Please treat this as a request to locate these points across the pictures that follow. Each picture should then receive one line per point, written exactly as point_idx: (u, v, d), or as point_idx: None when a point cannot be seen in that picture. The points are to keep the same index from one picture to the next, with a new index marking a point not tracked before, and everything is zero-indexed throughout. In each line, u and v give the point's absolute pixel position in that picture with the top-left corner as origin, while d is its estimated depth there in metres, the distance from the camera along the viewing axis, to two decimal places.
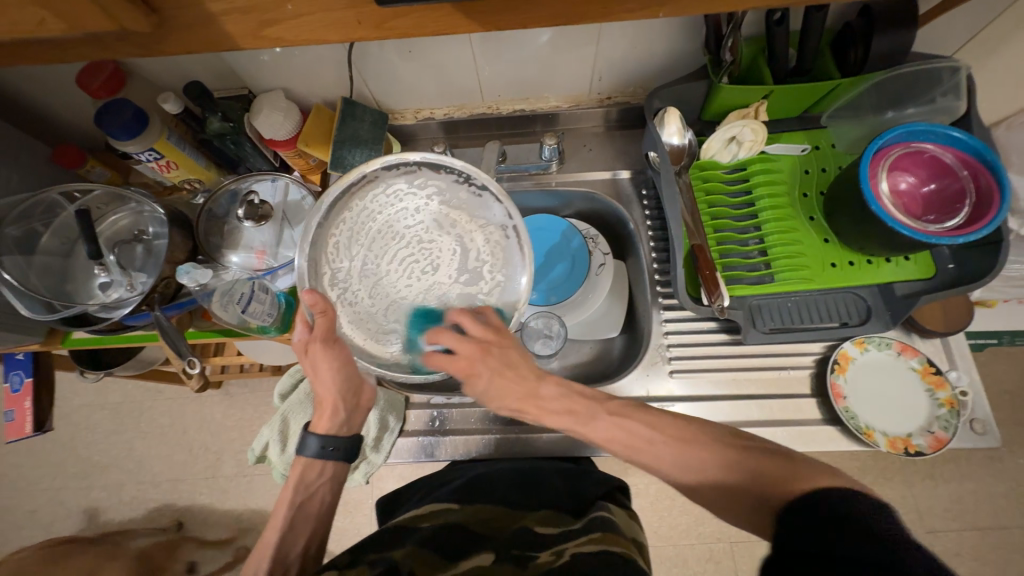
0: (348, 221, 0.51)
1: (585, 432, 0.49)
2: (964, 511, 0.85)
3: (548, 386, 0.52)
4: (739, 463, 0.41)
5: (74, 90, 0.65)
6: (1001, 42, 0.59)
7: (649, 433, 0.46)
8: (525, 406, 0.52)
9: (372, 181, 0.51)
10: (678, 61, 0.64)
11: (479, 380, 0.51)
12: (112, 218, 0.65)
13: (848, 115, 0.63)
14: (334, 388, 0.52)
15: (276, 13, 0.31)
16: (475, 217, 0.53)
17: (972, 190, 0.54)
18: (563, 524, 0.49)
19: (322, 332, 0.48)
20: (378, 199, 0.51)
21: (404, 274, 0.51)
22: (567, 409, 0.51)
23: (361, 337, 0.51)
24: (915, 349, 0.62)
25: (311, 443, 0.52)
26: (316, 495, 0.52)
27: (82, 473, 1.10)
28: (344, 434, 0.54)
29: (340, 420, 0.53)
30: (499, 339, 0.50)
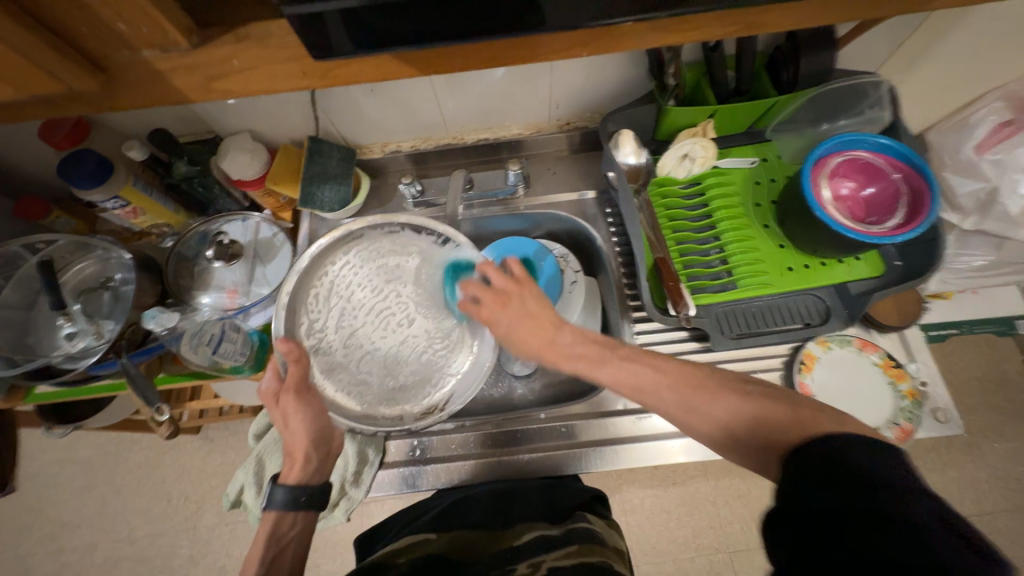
0: (332, 276, 0.57)
1: (595, 375, 0.48)
2: (951, 500, 0.86)
3: (564, 333, 0.51)
4: (743, 409, 0.41)
5: (37, 144, 0.65)
6: (915, 57, 0.65)
7: (655, 375, 0.46)
8: (541, 345, 0.51)
9: (357, 242, 0.59)
10: (627, 87, 0.68)
11: (500, 326, 0.52)
12: (77, 267, 0.64)
13: (788, 129, 0.67)
14: (307, 435, 0.49)
15: (223, 68, 0.33)
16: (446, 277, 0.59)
17: (905, 191, 0.58)
18: (543, 529, 0.50)
19: (295, 380, 0.49)
20: (358, 254, 0.58)
21: (376, 327, 0.57)
22: (580, 354, 0.49)
23: (332, 390, 0.55)
24: (875, 345, 0.65)
25: (280, 495, 0.48)
26: (291, 545, 0.47)
27: (51, 535, 1.04)
28: (317, 483, 0.50)
29: (313, 469, 0.50)
30: (521, 285, 0.53)
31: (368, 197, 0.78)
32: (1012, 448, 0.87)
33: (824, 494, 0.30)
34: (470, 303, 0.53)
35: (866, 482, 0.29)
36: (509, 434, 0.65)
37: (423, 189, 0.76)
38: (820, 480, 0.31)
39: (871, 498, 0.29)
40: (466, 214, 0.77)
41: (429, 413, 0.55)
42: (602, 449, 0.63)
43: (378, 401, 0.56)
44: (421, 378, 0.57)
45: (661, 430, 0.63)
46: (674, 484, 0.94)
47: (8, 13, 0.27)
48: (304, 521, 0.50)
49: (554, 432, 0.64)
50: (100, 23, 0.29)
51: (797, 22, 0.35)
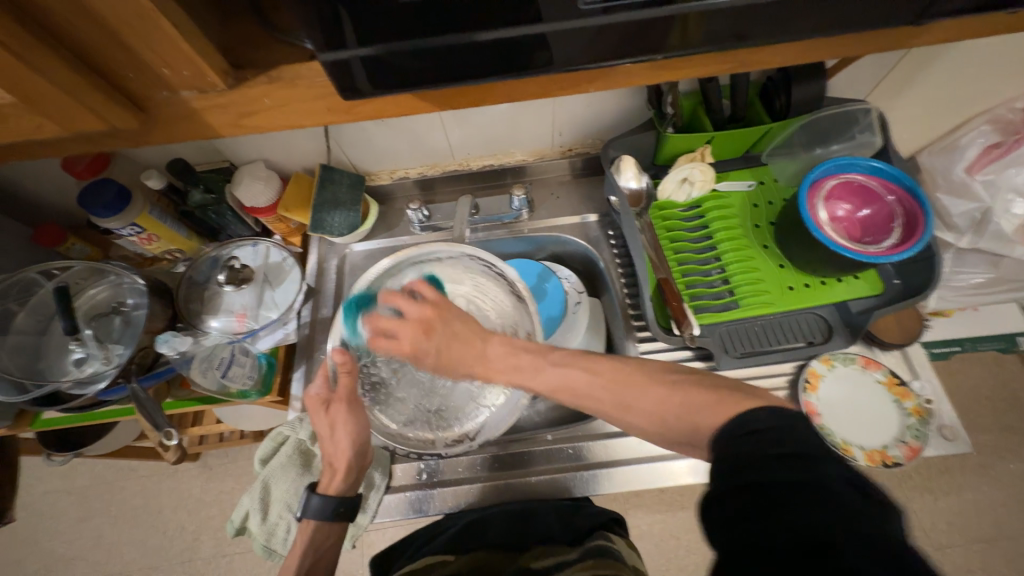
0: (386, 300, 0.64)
1: (531, 384, 0.49)
2: (965, 522, 0.84)
3: (494, 347, 0.53)
4: (670, 399, 0.41)
5: (59, 174, 0.68)
6: (902, 86, 0.68)
7: (589, 377, 0.46)
8: (470, 359, 0.54)
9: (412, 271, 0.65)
10: (627, 116, 0.71)
11: (428, 356, 0.54)
12: (90, 292, 0.65)
13: (784, 153, 0.70)
14: (349, 448, 0.52)
15: (254, 106, 0.35)
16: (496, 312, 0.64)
17: (899, 212, 0.59)
18: (558, 553, 0.50)
19: (344, 391, 0.53)
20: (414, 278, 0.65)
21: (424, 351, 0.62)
22: (510, 365, 0.52)
23: (374, 406, 0.60)
24: (878, 362, 0.65)
25: (314, 503, 0.51)
26: (324, 557, 0.51)
27: (44, 569, 1.02)
28: (351, 495, 0.53)
29: (352, 482, 0.53)
30: (439, 308, 0.56)
31: (375, 222, 0.79)
32: None
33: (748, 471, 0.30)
34: (382, 338, 0.56)
35: (791, 451, 0.30)
36: (515, 457, 0.64)
37: (429, 214, 0.78)
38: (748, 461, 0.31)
39: (792, 469, 0.29)
40: (471, 238, 0.79)
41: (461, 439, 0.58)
42: (609, 471, 0.62)
43: (415, 424, 0.60)
44: (455, 404, 0.61)
45: (668, 451, 0.62)
46: (683, 508, 0.92)
47: (60, 59, 0.29)
48: (337, 530, 0.53)
49: (561, 454, 0.64)
50: (143, 67, 0.31)
51: (786, 60, 0.38)
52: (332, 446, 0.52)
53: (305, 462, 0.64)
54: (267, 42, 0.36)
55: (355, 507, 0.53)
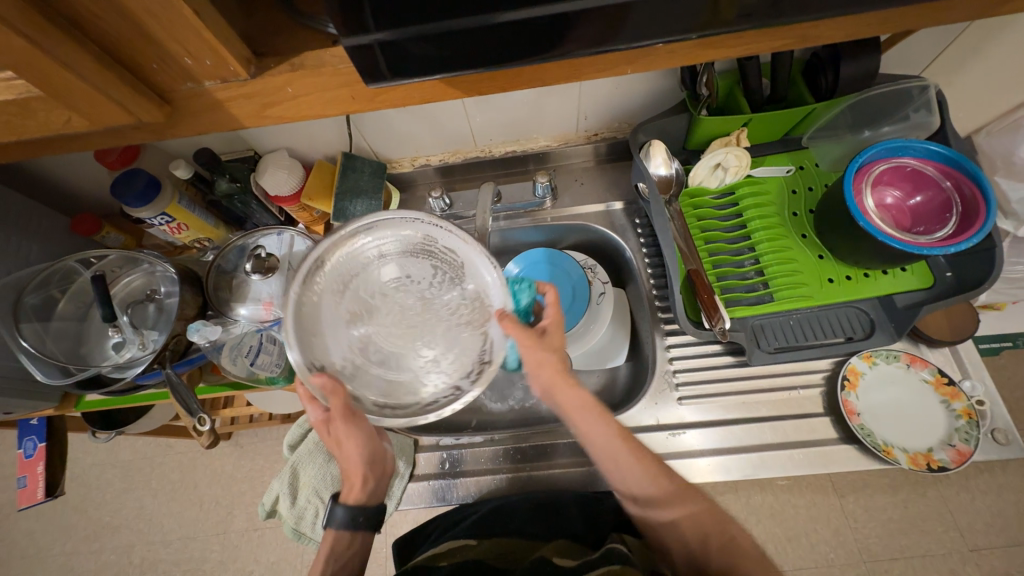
0: (325, 306, 0.47)
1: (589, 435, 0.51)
2: (1007, 525, 0.79)
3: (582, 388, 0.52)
4: (701, 514, 0.48)
5: (92, 165, 0.69)
6: (964, 59, 0.62)
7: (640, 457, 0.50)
8: (555, 381, 0.51)
9: (322, 271, 0.48)
10: (657, 98, 0.67)
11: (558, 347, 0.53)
12: (125, 280, 0.67)
13: (827, 136, 0.65)
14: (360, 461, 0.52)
15: (277, 96, 0.34)
16: (433, 249, 0.50)
17: (957, 200, 0.55)
18: (580, 556, 0.49)
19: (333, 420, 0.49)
20: (333, 276, 0.48)
21: (394, 329, 0.48)
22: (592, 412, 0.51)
23: (387, 401, 0.46)
24: (925, 361, 0.62)
25: (339, 514, 0.52)
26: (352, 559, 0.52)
27: (93, 535, 1.09)
28: (372, 504, 0.54)
29: (368, 490, 0.54)
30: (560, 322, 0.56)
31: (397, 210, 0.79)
32: None
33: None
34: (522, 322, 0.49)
35: None
36: (538, 448, 0.64)
37: (451, 202, 0.77)
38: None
39: None
40: (494, 227, 0.78)
41: (481, 369, 0.47)
42: None
43: (437, 397, 0.46)
44: (460, 340, 0.47)
45: (694, 448, 0.61)
46: None
47: (86, 51, 0.28)
48: (357, 543, 0.53)
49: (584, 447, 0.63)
50: (167, 58, 0.31)
51: (847, 34, 0.34)
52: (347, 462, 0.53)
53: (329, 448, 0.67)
54: (292, 27, 0.36)
55: (377, 514, 0.54)
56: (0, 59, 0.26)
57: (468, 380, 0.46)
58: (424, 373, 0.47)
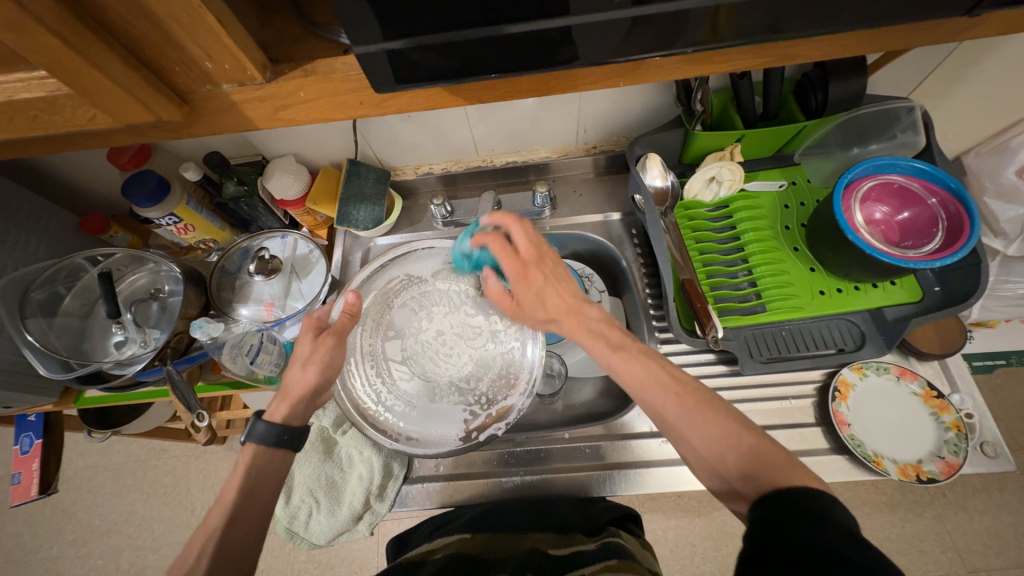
0: (410, 413, 0.57)
1: (609, 360, 0.47)
2: (1005, 547, 0.78)
3: (593, 306, 0.50)
4: (737, 437, 0.40)
5: (104, 167, 0.71)
6: (949, 83, 0.64)
7: (669, 380, 0.44)
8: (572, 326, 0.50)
9: (372, 410, 0.57)
10: (654, 112, 0.69)
11: (537, 282, 0.50)
12: (130, 278, 0.68)
13: (818, 153, 0.67)
14: (316, 379, 0.52)
15: (289, 100, 0.36)
16: (395, 321, 0.60)
17: (943, 215, 0.56)
18: (579, 542, 0.52)
19: (338, 330, 0.54)
20: (386, 405, 0.58)
21: (452, 358, 0.58)
22: (601, 333, 0.49)
23: (507, 376, 0.58)
24: (915, 373, 0.63)
25: (260, 429, 0.48)
26: (270, 480, 0.48)
27: (82, 539, 1.08)
28: (297, 425, 0.51)
29: (298, 413, 0.52)
30: (537, 256, 0.50)
31: (399, 216, 0.81)
32: None
33: (773, 535, 0.32)
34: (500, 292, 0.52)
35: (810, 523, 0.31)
36: (532, 453, 0.64)
37: (452, 210, 0.78)
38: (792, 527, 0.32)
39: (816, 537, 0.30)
40: None
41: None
42: (627, 471, 0.61)
43: (523, 332, 0.59)
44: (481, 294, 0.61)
45: None
46: (700, 515, 0.89)
47: (115, 54, 0.30)
48: (283, 458, 0.50)
49: (579, 453, 0.64)
50: (188, 61, 0.33)
51: (831, 52, 0.36)
52: (300, 378, 0.52)
53: (327, 449, 0.69)
54: (305, 37, 0.38)
55: (303, 435, 0.51)
56: (36, 59, 0.28)
57: None
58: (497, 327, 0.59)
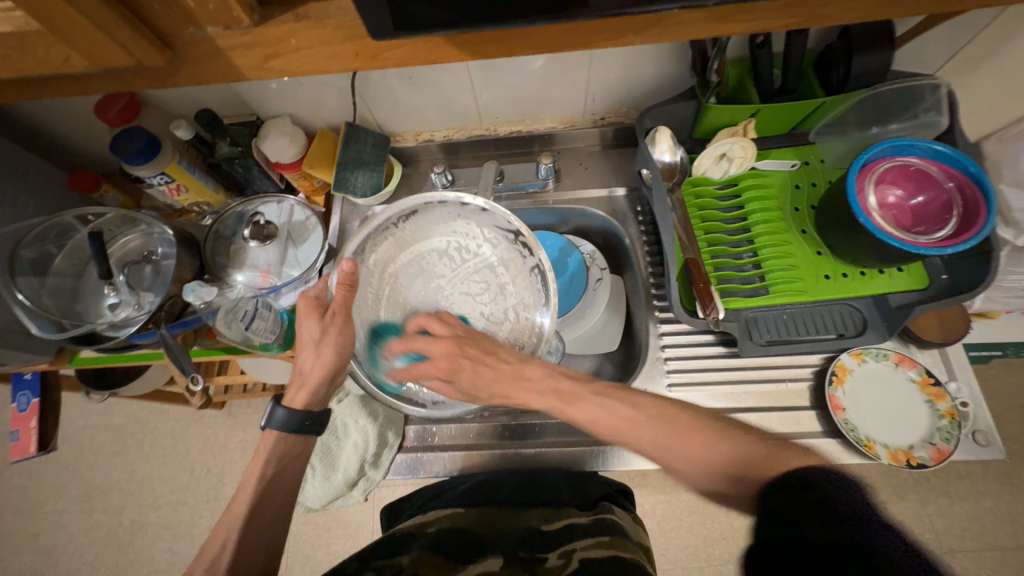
0: None
1: (569, 413, 0.49)
2: (981, 530, 0.80)
3: (534, 367, 0.52)
4: (717, 447, 0.41)
5: (92, 121, 0.68)
6: (978, 60, 0.61)
7: (629, 413, 0.47)
8: (511, 389, 0.52)
9: (390, 379, 0.57)
10: (666, 82, 0.66)
11: (463, 374, 0.52)
12: (122, 240, 0.67)
13: (834, 132, 0.65)
14: (330, 361, 0.51)
15: (281, 47, 0.34)
16: (403, 287, 0.59)
17: (959, 201, 0.55)
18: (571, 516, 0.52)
19: (340, 304, 0.51)
20: (409, 372, 0.58)
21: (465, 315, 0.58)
22: (551, 389, 0.50)
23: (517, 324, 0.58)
24: (913, 360, 0.63)
25: (281, 415, 0.49)
26: (290, 466, 0.50)
27: (84, 496, 1.10)
28: (319, 409, 0.52)
29: (317, 396, 0.52)
30: (463, 336, 0.53)
31: (398, 184, 0.78)
32: None
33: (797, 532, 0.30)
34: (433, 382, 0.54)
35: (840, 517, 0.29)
36: (525, 427, 0.65)
37: (453, 179, 0.76)
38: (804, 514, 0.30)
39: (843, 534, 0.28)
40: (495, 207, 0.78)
41: (517, 238, 0.58)
42: (621, 447, 0.62)
43: (531, 279, 0.58)
44: (483, 256, 0.59)
45: None
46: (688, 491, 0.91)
47: None
48: (304, 442, 0.51)
49: (573, 428, 0.64)
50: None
51: (860, 14, 0.34)
52: (315, 363, 0.51)
53: None
54: None
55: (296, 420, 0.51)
56: None
57: (530, 255, 0.58)
58: (505, 283, 0.59)
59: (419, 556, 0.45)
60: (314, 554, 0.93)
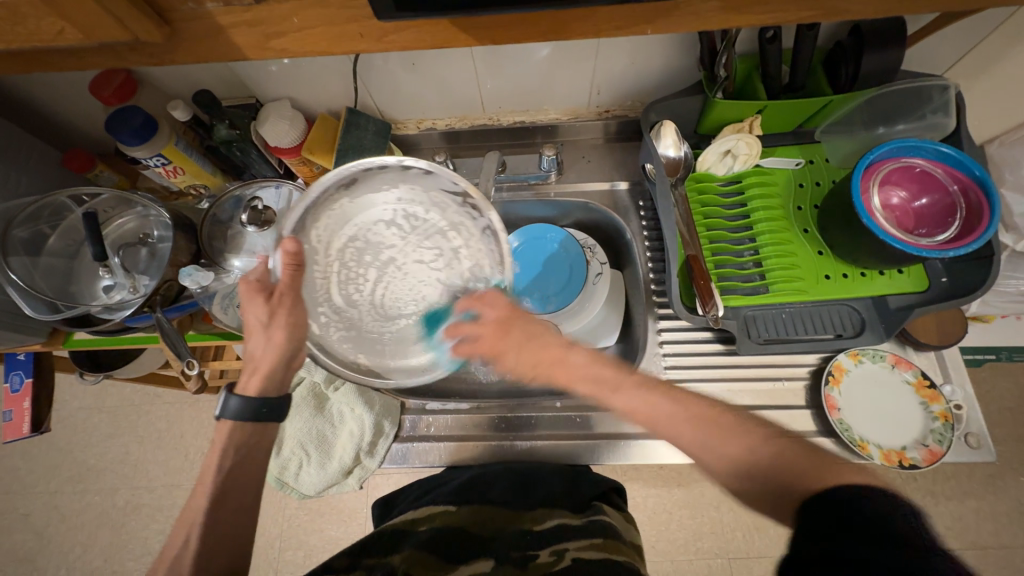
0: (398, 352, 0.53)
1: (608, 401, 0.48)
2: (967, 530, 0.81)
3: (577, 352, 0.51)
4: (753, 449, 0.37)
5: (87, 98, 0.67)
6: (988, 62, 0.60)
7: (673, 408, 0.44)
8: (554, 373, 0.51)
9: (352, 361, 0.52)
10: (673, 76, 0.65)
11: (509, 357, 0.51)
12: (118, 221, 0.66)
13: (841, 131, 0.64)
14: (281, 344, 0.50)
15: (283, 26, 0.33)
16: (351, 264, 0.51)
17: (963, 204, 0.54)
18: (563, 517, 0.52)
19: (287, 287, 0.49)
20: (372, 351, 0.52)
21: (422, 285, 0.53)
22: (594, 377, 0.49)
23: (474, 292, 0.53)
24: (909, 362, 0.63)
25: (234, 404, 0.48)
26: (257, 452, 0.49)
27: (77, 477, 1.10)
28: (274, 395, 0.51)
29: (269, 383, 0.51)
30: (514, 312, 0.52)
31: None
32: None
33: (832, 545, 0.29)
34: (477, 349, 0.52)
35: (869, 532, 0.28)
36: (521, 419, 0.65)
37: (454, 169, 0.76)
38: (820, 530, 0.30)
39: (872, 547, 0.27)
40: (496, 198, 0.77)
41: (468, 198, 0.52)
42: (616, 442, 0.62)
43: (488, 243, 0.52)
44: (433, 221, 0.53)
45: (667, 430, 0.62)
46: (679, 485, 0.92)
47: None
48: (262, 430, 0.50)
49: (568, 421, 0.64)
50: None
51: (878, 10, 0.34)
52: (264, 348, 0.50)
53: (318, 405, 0.70)
54: None
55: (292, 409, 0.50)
56: None
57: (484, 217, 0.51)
58: (459, 249, 0.53)
59: (413, 555, 0.45)
60: (306, 539, 0.94)
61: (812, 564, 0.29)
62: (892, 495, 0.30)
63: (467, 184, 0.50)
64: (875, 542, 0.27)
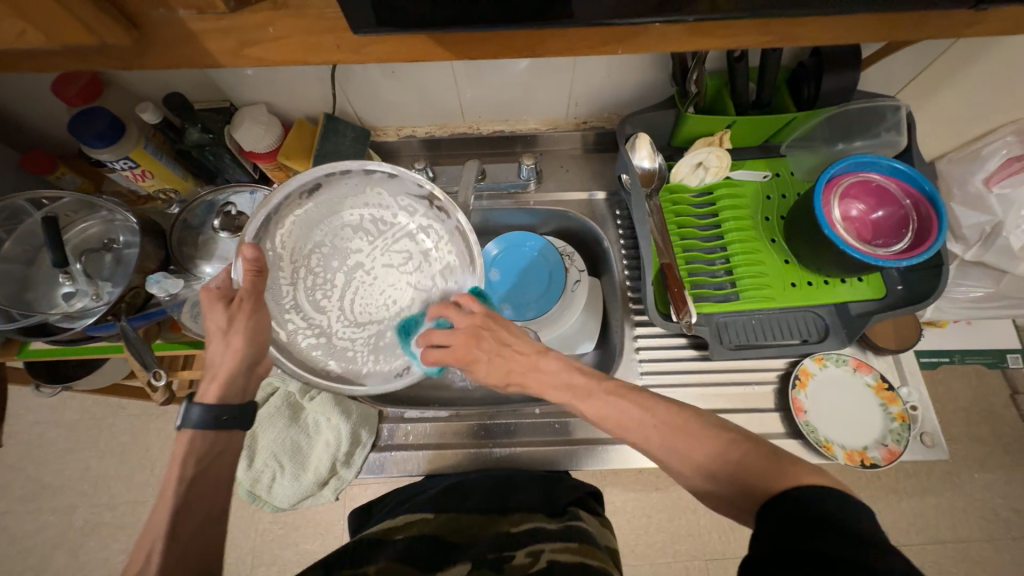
0: (367, 352, 0.55)
1: (579, 407, 0.47)
2: (927, 525, 0.85)
3: (549, 359, 0.49)
4: (722, 452, 0.39)
5: (49, 99, 0.65)
6: (936, 85, 0.65)
7: (641, 414, 0.44)
8: (526, 378, 0.49)
9: (322, 364, 0.54)
10: (647, 91, 0.68)
11: (479, 365, 0.49)
12: (81, 226, 0.63)
13: (804, 147, 0.67)
14: (242, 348, 0.47)
15: (258, 34, 0.33)
16: (320, 270, 0.55)
17: (915, 217, 0.58)
18: (538, 521, 0.52)
19: (249, 291, 0.47)
20: (342, 352, 0.54)
21: (390, 286, 0.56)
22: (565, 384, 0.48)
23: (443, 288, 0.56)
24: (869, 366, 0.66)
25: (195, 413, 0.45)
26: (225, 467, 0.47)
27: (31, 495, 1.04)
28: (236, 402, 0.48)
29: (229, 390, 0.48)
30: (487, 320, 0.51)
31: None
32: (990, 480, 0.87)
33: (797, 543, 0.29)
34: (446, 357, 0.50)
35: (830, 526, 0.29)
36: (500, 425, 0.65)
37: (434, 176, 0.76)
38: (784, 527, 0.31)
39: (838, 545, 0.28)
40: (476, 206, 0.77)
41: (432, 202, 0.57)
42: (593, 447, 0.63)
43: (454, 242, 0.57)
44: (399, 226, 0.58)
45: None
46: (657, 489, 0.93)
47: None
48: (226, 437, 0.47)
49: (547, 428, 0.65)
50: None
51: (832, 36, 0.36)
52: (224, 354, 0.47)
53: (294, 414, 0.69)
54: None
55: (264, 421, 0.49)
56: None
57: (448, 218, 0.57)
58: (425, 251, 0.58)
59: (387, 567, 0.44)
60: (280, 554, 0.91)
61: (779, 559, 0.30)
62: (848, 493, 0.31)
63: (433, 188, 0.55)
64: (834, 536, 0.29)
